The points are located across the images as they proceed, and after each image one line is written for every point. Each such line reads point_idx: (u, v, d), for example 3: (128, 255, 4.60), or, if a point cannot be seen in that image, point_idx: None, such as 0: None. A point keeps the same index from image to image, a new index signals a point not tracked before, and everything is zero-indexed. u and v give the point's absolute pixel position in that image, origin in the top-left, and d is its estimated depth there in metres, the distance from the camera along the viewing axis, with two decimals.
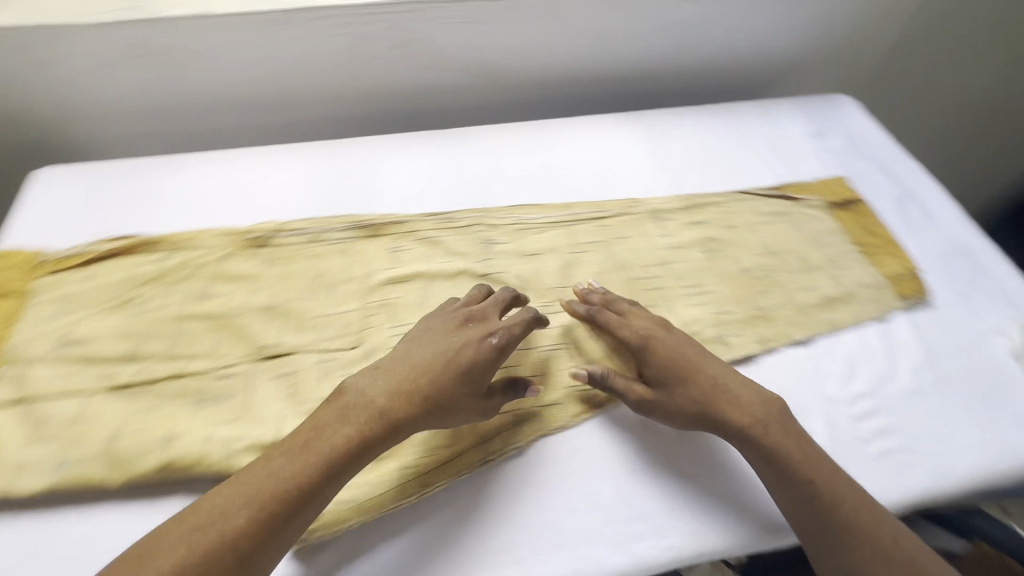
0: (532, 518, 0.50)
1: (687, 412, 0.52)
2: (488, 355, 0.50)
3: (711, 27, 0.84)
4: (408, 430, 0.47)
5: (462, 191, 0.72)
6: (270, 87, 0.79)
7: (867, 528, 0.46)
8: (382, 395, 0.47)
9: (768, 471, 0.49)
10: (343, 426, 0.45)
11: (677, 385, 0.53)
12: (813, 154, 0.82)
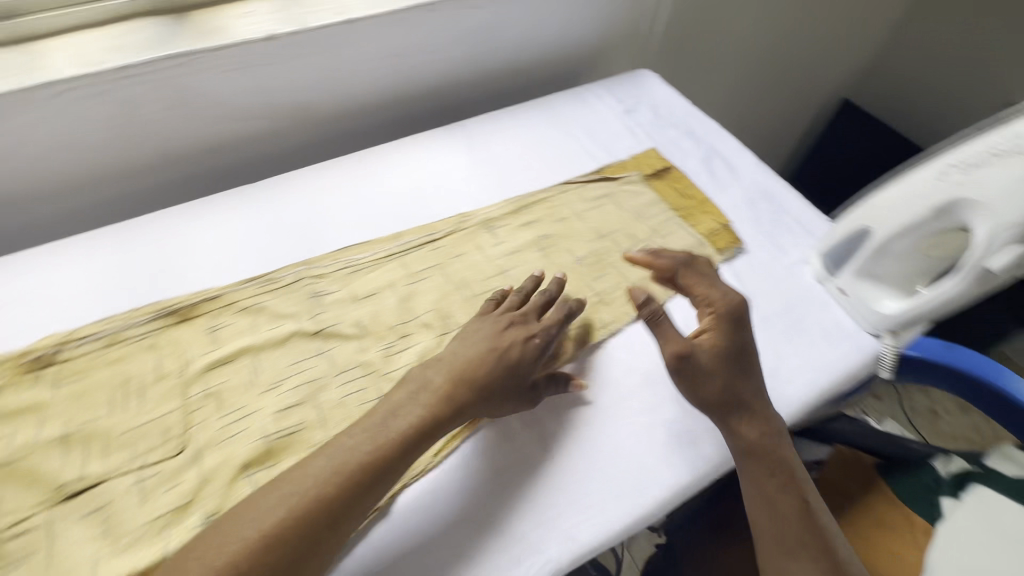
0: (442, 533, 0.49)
1: (715, 387, 0.55)
2: (533, 350, 0.55)
3: (504, 30, 0.86)
4: (466, 416, 0.52)
5: (281, 246, 0.67)
6: (29, 179, 0.68)
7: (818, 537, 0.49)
8: (446, 382, 0.51)
9: (761, 476, 0.52)
10: (414, 408, 0.50)
11: (732, 361, 0.56)
12: (626, 131, 0.86)
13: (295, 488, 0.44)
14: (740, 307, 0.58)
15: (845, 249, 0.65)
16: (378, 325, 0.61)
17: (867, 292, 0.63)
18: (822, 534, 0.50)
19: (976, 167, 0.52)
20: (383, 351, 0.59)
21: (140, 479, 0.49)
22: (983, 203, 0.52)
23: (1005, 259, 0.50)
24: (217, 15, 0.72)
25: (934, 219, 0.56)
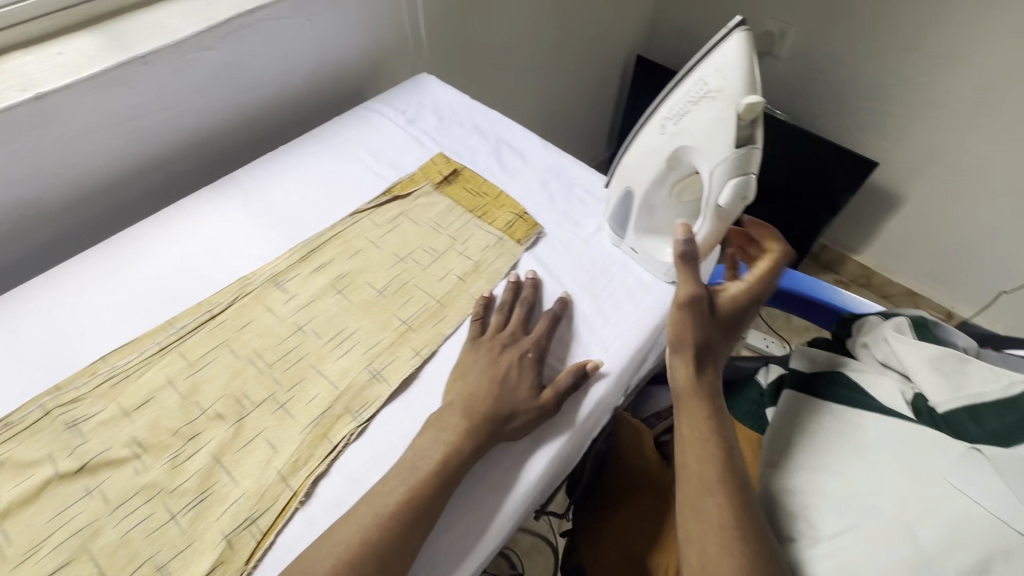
0: None
1: (698, 338, 0.56)
2: (530, 366, 0.57)
3: (253, 65, 0.79)
4: (489, 443, 0.52)
5: (19, 378, 0.56)
6: None
7: (736, 486, 0.49)
8: (464, 408, 0.53)
9: (703, 427, 0.53)
10: (443, 440, 0.51)
11: (725, 322, 0.58)
12: (412, 141, 0.83)
13: (335, 546, 0.45)
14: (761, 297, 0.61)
15: (623, 211, 0.67)
16: (158, 434, 0.53)
17: (651, 246, 0.66)
18: (743, 473, 0.51)
19: (682, 116, 0.57)
20: (167, 463, 0.51)
21: None
22: (697, 148, 0.56)
23: (727, 195, 0.55)
24: None
25: (671, 170, 0.60)
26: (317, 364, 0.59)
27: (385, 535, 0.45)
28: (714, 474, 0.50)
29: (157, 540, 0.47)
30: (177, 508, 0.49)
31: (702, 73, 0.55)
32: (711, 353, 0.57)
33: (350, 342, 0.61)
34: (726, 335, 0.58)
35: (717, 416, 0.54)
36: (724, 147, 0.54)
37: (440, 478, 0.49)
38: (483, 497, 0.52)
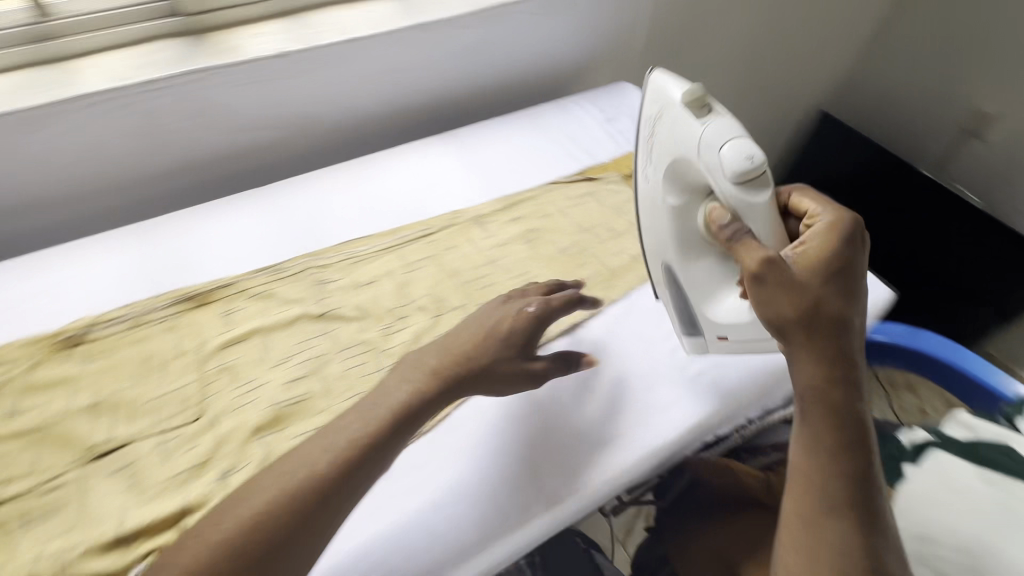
0: (459, 477, 0.56)
1: (800, 312, 0.47)
2: (528, 323, 0.57)
3: (495, 45, 0.94)
4: (453, 395, 0.53)
5: (287, 241, 0.73)
6: (56, 185, 0.75)
7: (852, 496, 0.47)
8: (435, 357, 0.54)
9: (822, 428, 0.48)
10: (400, 391, 0.51)
11: (824, 282, 0.48)
12: (607, 136, 0.93)
13: (260, 496, 0.45)
14: (847, 247, 0.49)
15: (688, 302, 0.62)
16: (378, 308, 0.67)
17: (727, 311, 0.59)
18: (864, 474, 0.48)
19: (654, 158, 0.59)
20: (382, 330, 0.65)
21: (164, 441, 0.54)
22: (685, 153, 0.55)
23: (726, 161, 0.51)
24: (234, 36, 0.80)
25: (685, 207, 0.59)
26: (502, 292, 0.70)
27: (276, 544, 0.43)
28: (833, 489, 0.47)
29: (368, 381, 0.60)
30: (384, 364, 0.62)
31: (652, 114, 0.59)
32: (824, 326, 0.47)
33: (532, 283, 0.71)
34: (842, 295, 0.48)
35: (835, 411, 0.48)
36: (693, 128, 0.54)
37: (353, 478, 0.46)
38: (622, 434, 0.60)
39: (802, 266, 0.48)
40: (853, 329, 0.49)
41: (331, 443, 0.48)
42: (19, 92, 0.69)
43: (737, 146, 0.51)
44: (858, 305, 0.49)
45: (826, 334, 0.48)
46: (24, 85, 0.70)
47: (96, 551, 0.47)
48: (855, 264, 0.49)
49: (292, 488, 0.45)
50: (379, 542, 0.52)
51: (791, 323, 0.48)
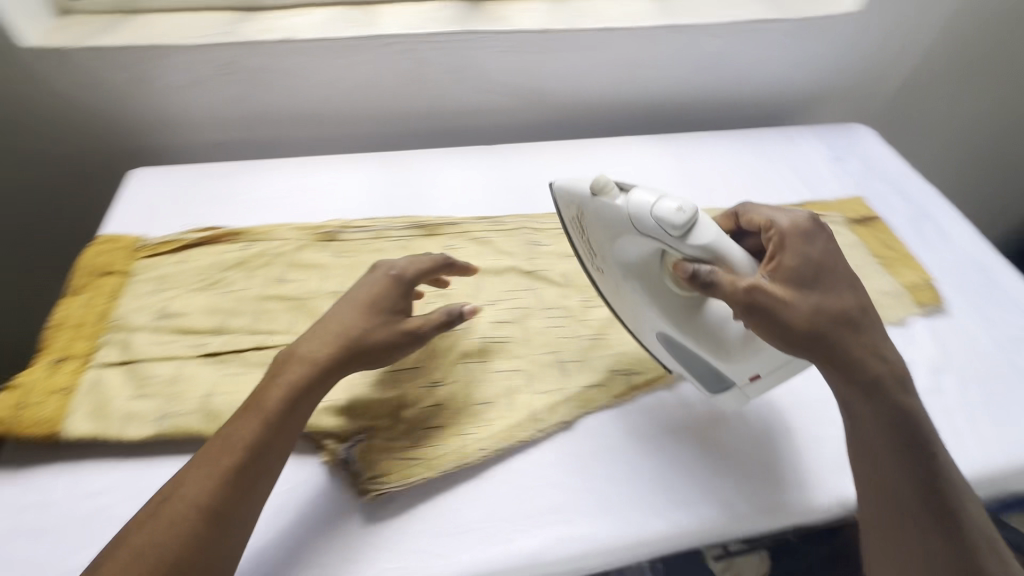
0: (635, 458, 0.56)
1: (813, 326, 0.49)
2: (393, 286, 0.56)
3: (735, 60, 0.93)
4: (339, 367, 0.52)
5: (507, 199, 0.79)
6: (332, 106, 0.87)
7: (913, 503, 0.48)
8: (302, 342, 0.52)
9: (880, 440, 0.50)
10: (296, 362, 0.51)
11: (821, 293, 0.51)
12: (833, 174, 0.88)
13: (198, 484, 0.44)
14: (811, 261, 0.52)
15: (706, 359, 0.55)
16: (581, 281, 0.70)
17: (748, 358, 0.53)
18: (921, 453, 0.50)
19: (586, 235, 0.57)
20: (582, 302, 0.68)
21: None
22: (626, 232, 0.52)
23: (670, 219, 0.48)
24: (503, 8, 0.87)
25: (644, 273, 0.54)
26: None
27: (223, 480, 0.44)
28: (897, 499, 0.49)
29: (565, 344, 0.63)
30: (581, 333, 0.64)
31: (569, 210, 0.57)
32: (836, 331, 0.50)
33: None
34: (831, 298, 0.51)
35: (874, 413, 0.50)
36: (617, 206, 0.51)
37: (280, 408, 0.48)
38: (816, 474, 0.56)
39: (782, 283, 0.50)
40: (856, 325, 0.51)
41: (268, 381, 0.50)
42: (332, 24, 0.81)
43: (658, 209, 0.49)
44: (850, 300, 0.52)
45: (848, 342, 0.50)
46: (336, 19, 0.82)
47: (329, 411, 0.54)
48: (828, 266, 0.52)
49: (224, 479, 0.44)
50: (555, 491, 0.53)
51: (807, 341, 0.49)
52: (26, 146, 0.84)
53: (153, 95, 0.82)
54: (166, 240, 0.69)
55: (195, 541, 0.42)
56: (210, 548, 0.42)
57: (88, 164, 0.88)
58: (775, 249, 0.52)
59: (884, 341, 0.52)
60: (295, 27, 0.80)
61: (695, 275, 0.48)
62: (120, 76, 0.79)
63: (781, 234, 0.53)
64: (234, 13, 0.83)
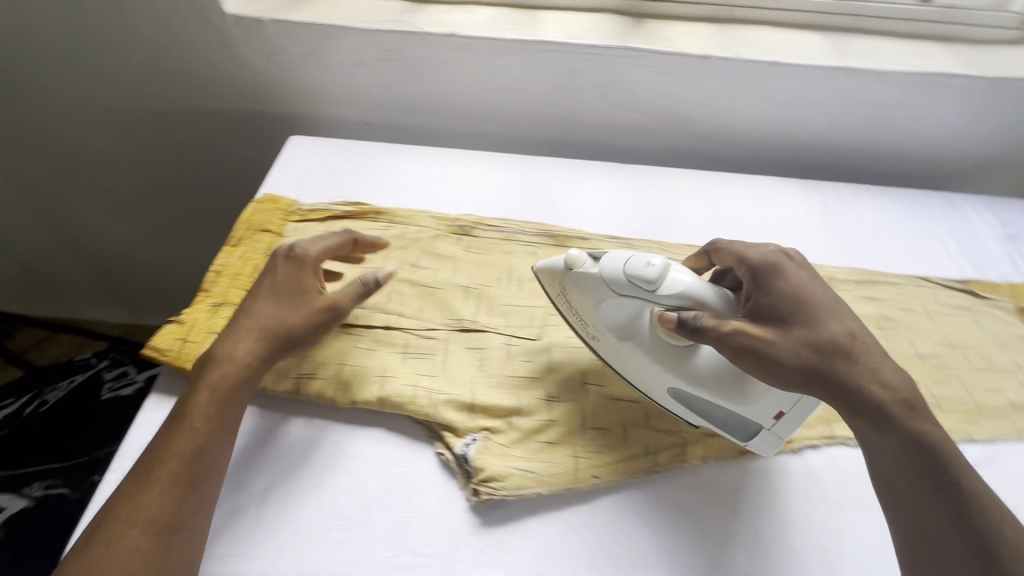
0: (755, 523, 0.52)
1: (798, 356, 0.49)
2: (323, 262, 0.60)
3: (908, 113, 0.85)
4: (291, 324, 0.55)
5: (639, 221, 0.78)
6: (478, 102, 0.89)
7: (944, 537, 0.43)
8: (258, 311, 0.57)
9: (894, 467, 0.47)
10: (247, 327, 0.55)
11: (800, 323, 0.51)
12: (1003, 254, 0.79)
13: (177, 462, 0.47)
14: (786, 291, 0.53)
15: (722, 405, 0.53)
16: None
17: (760, 396, 0.52)
18: (949, 479, 0.45)
19: (569, 309, 0.58)
20: None
21: (510, 343, 0.62)
22: (604, 296, 0.54)
23: (633, 275, 0.52)
24: (667, 27, 0.85)
25: (631, 334, 0.55)
26: None
27: (192, 416, 0.50)
28: (923, 534, 0.44)
29: None
30: None
31: (551, 284, 0.58)
32: (819, 360, 0.49)
33: None
34: (813, 327, 0.51)
35: (885, 441, 0.48)
36: (595, 273, 0.54)
37: (256, 351, 0.54)
38: None
39: (765, 326, 0.51)
40: (848, 352, 0.49)
41: (238, 329, 0.55)
42: (497, 24, 0.83)
43: (631, 266, 0.52)
44: (839, 327, 0.51)
45: (841, 368, 0.49)
46: (501, 20, 0.84)
47: (452, 406, 0.56)
48: (805, 296, 0.52)
49: (188, 455, 0.48)
50: (667, 540, 0.50)
51: (801, 371, 0.49)
52: (202, 101, 0.91)
53: (320, 70, 0.86)
54: (317, 208, 0.73)
55: (166, 473, 0.47)
56: (182, 481, 0.47)
57: (249, 125, 0.94)
58: (751, 289, 0.55)
59: (885, 361, 0.50)
60: (463, 22, 0.83)
61: (681, 322, 0.51)
62: (295, 49, 0.83)
63: (755, 270, 0.56)
64: (406, 2, 0.86)
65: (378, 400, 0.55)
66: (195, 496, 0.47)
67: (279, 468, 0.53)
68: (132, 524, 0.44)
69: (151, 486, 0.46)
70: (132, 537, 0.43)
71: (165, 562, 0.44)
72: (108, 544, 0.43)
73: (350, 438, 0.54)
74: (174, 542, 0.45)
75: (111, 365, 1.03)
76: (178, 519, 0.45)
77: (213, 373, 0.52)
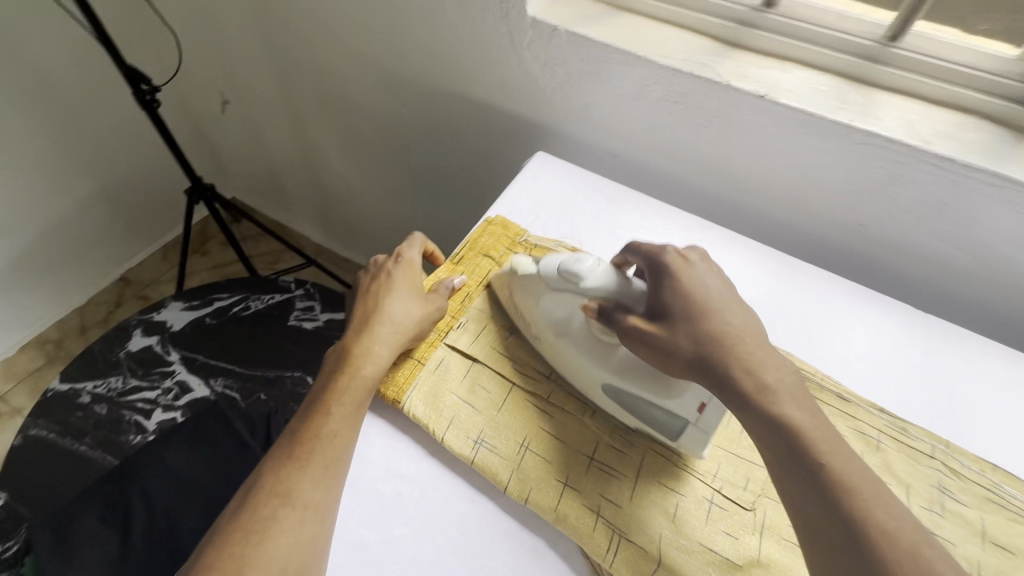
0: None
1: (682, 347, 0.47)
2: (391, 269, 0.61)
3: None
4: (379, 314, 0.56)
5: (922, 396, 0.60)
6: (752, 176, 0.75)
7: (820, 517, 0.38)
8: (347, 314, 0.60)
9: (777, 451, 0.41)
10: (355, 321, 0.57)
11: (685, 315, 0.48)
12: None
13: (320, 441, 0.48)
14: (681, 281, 0.50)
15: (650, 400, 0.51)
16: None
17: (682, 390, 0.49)
18: (855, 492, 0.38)
19: (516, 310, 0.60)
20: None
21: (714, 500, 0.51)
22: (541, 294, 0.56)
23: (558, 277, 0.54)
24: None
25: (567, 331, 0.55)
26: None
27: (330, 399, 0.50)
28: (810, 521, 0.38)
29: None
30: None
31: (502, 292, 0.61)
32: (702, 353, 0.46)
33: None
34: (696, 320, 0.47)
35: (755, 423, 0.43)
36: (535, 273, 0.57)
37: (392, 346, 0.55)
38: None
39: (654, 318, 0.49)
40: (730, 343, 0.46)
41: (371, 321, 0.56)
42: (821, 96, 0.67)
43: (562, 262, 0.53)
44: (726, 319, 0.47)
45: (717, 358, 0.45)
46: (828, 91, 0.67)
47: (628, 559, 0.47)
48: (693, 289, 0.49)
49: (331, 436, 0.48)
50: None
51: (683, 361, 0.47)
52: (465, 88, 0.90)
53: (592, 93, 0.78)
54: (543, 245, 0.68)
55: (311, 453, 0.47)
56: (325, 461, 0.47)
57: (498, 123, 0.92)
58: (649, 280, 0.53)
59: (762, 351, 0.45)
60: (778, 82, 0.68)
61: (600, 310, 0.52)
62: (575, 65, 0.76)
63: (651, 261, 0.52)
64: (715, 42, 0.73)
65: (552, 510, 0.49)
66: (332, 478, 0.47)
67: (433, 538, 0.48)
68: (279, 500, 0.44)
69: (298, 463, 0.46)
70: (275, 511, 0.44)
71: (301, 541, 0.43)
72: (252, 514, 0.44)
73: (506, 536, 0.49)
74: (310, 523, 0.44)
75: (305, 296, 1.07)
76: (314, 498, 0.45)
77: (350, 361, 0.53)
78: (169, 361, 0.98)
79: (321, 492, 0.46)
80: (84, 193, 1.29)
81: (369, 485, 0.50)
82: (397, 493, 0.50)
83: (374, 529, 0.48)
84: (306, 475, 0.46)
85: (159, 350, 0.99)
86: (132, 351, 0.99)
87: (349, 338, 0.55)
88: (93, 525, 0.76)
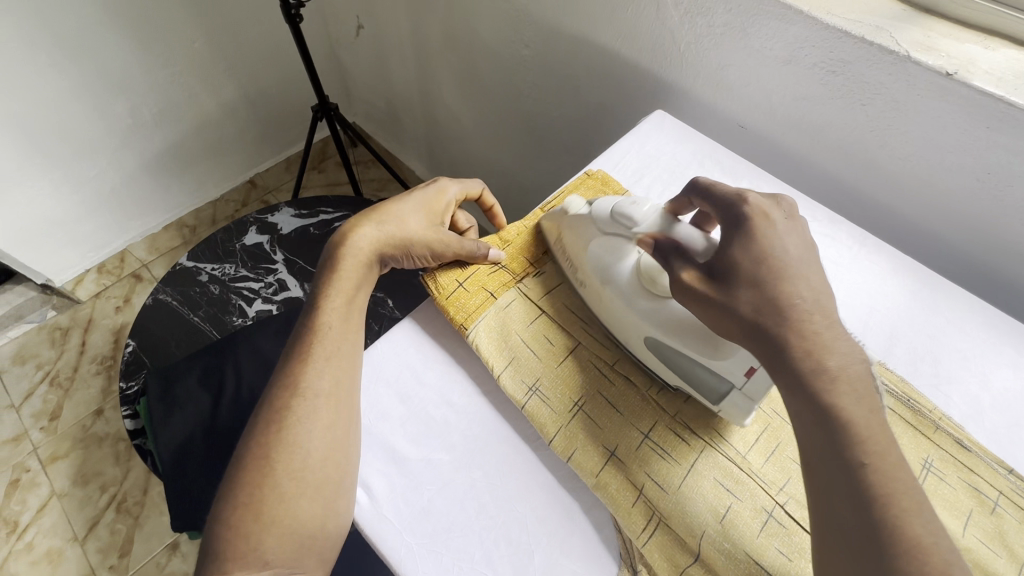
0: None
1: (738, 310, 0.41)
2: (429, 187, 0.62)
3: None
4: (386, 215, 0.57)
5: None
6: (906, 170, 0.64)
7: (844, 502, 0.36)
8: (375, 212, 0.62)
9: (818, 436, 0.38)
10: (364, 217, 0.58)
11: (750, 278, 0.42)
12: None
13: (325, 337, 0.51)
14: (755, 236, 0.43)
15: (693, 358, 0.47)
16: None
17: (730, 350, 0.45)
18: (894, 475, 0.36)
19: (563, 251, 0.57)
20: None
21: (773, 513, 0.46)
22: (603, 229, 0.53)
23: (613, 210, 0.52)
24: None
25: (614, 279, 0.52)
26: None
27: (324, 296, 0.53)
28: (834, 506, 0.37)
29: None
30: None
31: (550, 232, 0.58)
32: (761, 318, 0.41)
33: None
34: (760, 284, 0.41)
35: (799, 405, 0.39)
36: (586, 215, 0.55)
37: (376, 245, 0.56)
38: None
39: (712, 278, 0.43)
40: (794, 318, 0.40)
41: (365, 218, 0.57)
42: None
43: (619, 205, 0.51)
44: (797, 288, 0.41)
45: (773, 326, 0.40)
46: None
47: (662, 545, 0.46)
48: (770, 252, 0.42)
49: (329, 331, 0.51)
50: None
51: (739, 323, 0.42)
52: (593, 34, 0.84)
53: (733, 50, 0.69)
54: None
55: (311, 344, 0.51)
56: (322, 353, 0.50)
57: (622, 73, 0.85)
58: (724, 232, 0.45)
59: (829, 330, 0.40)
60: (974, 60, 0.55)
61: (656, 245, 0.48)
62: (720, 17, 0.68)
63: (727, 208, 0.46)
64: (901, 5, 0.61)
65: (593, 475, 0.48)
66: (340, 368, 0.49)
67: (469, 471, 0.48)
68: (291, 389, 0.48)
69: (306, 355, 0.50)
70: (289, 401, 0.48)
71: (319, 426, 0.46)
72: (273, 402, 0.48)
73: (542, 489, 0.48)
74: (325, 410, 0.47)
75: None
76: (323, 387, 0.48)
77: (338, 252, 0.55)
78: (274, 259, 1.08)
79: (324, 380, 0.48)
80: (229, 97, 1.42)
81: (421, 407, 0.51)
82: (445, 420, 0.51)
83: (417, 447, 0.49)
84: (313, 364, 0.49)
85: (268, 249, 1.08)
86: (246, 245, 1.09)
87: (334, 241, 0.56)
88: (192, 384, 0.87)
